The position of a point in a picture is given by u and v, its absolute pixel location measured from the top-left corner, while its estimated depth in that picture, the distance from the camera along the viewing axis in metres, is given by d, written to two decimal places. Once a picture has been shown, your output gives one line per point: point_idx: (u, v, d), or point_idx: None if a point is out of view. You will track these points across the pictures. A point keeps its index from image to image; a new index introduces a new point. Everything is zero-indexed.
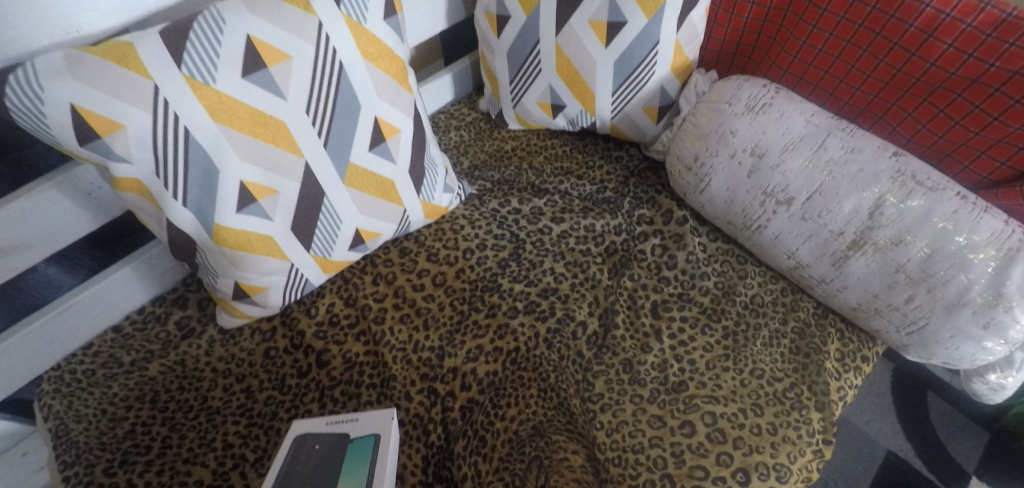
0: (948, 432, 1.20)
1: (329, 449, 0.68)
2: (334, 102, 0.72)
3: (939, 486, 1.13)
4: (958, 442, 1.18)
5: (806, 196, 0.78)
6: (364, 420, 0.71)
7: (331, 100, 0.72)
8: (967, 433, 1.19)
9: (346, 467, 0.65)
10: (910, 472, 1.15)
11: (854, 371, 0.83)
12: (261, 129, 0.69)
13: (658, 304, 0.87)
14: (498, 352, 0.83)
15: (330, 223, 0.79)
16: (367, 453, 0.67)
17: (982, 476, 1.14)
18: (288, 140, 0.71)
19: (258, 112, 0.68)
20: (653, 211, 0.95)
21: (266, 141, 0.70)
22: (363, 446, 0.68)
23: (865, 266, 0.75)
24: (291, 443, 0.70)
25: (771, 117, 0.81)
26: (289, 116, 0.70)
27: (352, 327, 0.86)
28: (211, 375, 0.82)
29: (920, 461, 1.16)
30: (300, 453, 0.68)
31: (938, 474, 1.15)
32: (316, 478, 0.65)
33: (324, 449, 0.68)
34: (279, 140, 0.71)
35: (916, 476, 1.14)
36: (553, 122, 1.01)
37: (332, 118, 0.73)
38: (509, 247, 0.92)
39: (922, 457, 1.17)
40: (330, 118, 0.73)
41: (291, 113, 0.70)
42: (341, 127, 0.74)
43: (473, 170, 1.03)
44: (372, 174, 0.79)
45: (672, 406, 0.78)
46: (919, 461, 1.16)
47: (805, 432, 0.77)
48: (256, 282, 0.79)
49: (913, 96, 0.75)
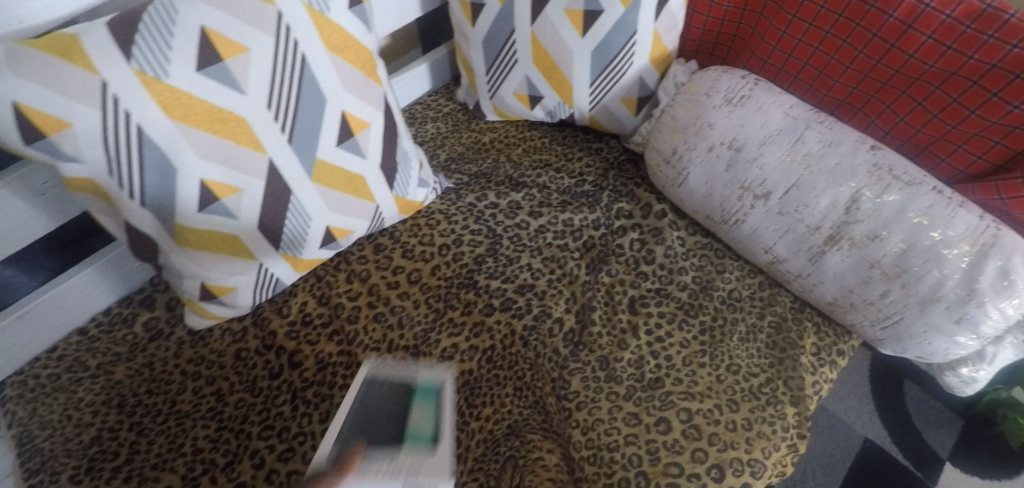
0: (925, 420, 1.21)
1: (394, 398, 0.65)
2: (298, 96, 0.70)
3: (914, 471, 1.15)
4: (933, 428, 1.20)
5: (783, 191, 0.77)
6: (422, 370, 0.68)
7: (295, 94, 0.69)
8: (942, 420, 1.21)
9: (414, 414, 0.63)
10: (886, 459, 1.17)
11: (830, 365, 0.83)
12: (219, 125, 0.66)
13: (635, 300, 0.86)
14: (474, 351, 0.82)
15: (299, 222, 0.77)
16: (432, 406, 0.64)
17: (955, 462, 1.16)
18: (249, 136, 0.68)
19: (216, 107, 0.65)
20: (632, 204, 0.93)
21: (226, 138, 0.67)
22: (427, 396, 0.65)
23: (841, 262, 0.75)
24: (358, 386, 0.66)
25: (750, 110, 0.80)
26: (249, 111, 0.67)
27: (325, 326, 0.84)
28: (180, 377, 0.80)
29: (896, 448, 1.18)
30: (365, 400, 0.65)
31: (914, 461, 1.17)
32: (387, 429, 0.62)
33: (391, 399, 0.65)
34: (241, 136, 0.68)
35: (892, 463, 1.16)
36: (531, 114, 0.99)
37: (296, 113, 0.70)
38: (486, 243, 0.91)
39: (898, 444, 1.18)
40: (293, 113, 0.70)
41: (252, 108, 0.67)
42: (306, 123, 0.72)
43: (450, 163, 1.00)
44: (342, 170, 0.77)
45: (648, 403, 0.78)
46: (895, 448, 1.18)
47: (779, 427, 0.77)
48: (223, 282, 0.77)
49: (892, 88, 0.73)
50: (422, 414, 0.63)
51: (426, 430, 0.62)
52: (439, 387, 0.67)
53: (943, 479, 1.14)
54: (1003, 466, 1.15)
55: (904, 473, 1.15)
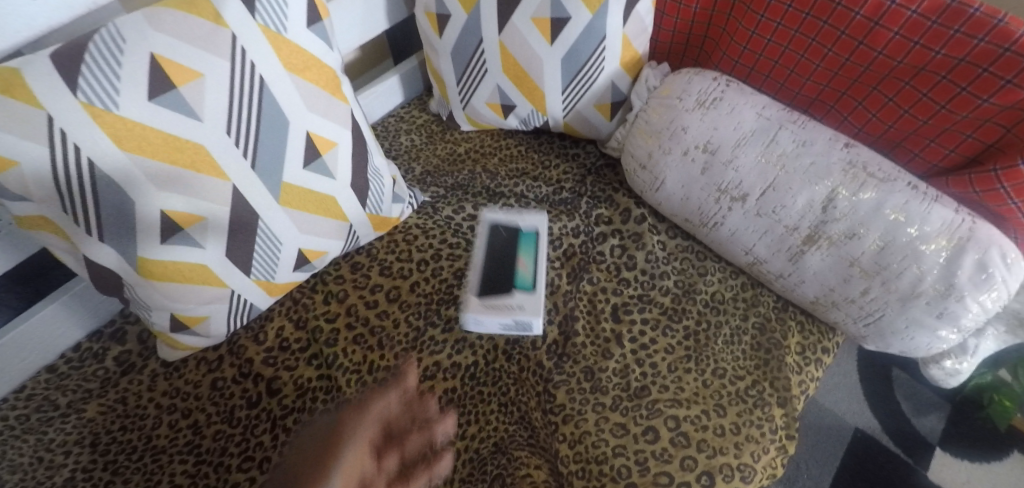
0: (913, 408, 1.21)
1: (507, 239, 0.88)
2: (259, 119, 0.68)
3: (905, 459, 1.16)
4: (921, 416, 1.20)
5: (760, 192, 0.76)
6: (527, 218, 0.90)
7: (256, 118, 0.68)
8: (929, 407, 1.21)
9: (521, 254, 0.86)
10: (878, 448, 1.17)
11: (816, 363, 0.83)
12: (178, 154, 0.64)
13: (618, 307, 0.85)
14: (457, 368, 0.81)
15: (269, 247, 0.75)
16: (532, 246, 0.87)
17: (945, 448, 1.17)
18: (210, 163, 0.66)
19: (172, 136, 0.63)
20: (611, 210, 0.92)
21: (185, 167, 0.65)
22: (529, 239, 0.88)
23: (820, 261, 0.74)
24: (482, 231, 0.89)
25: (723, 111, 0.79)
26: (208, 138, 0.65)
27: (303, 351, 0.82)
28: (155, 411, 0.78)
29: (887, 437, 1.18)
30: (488, 244, 0.88)
31: (905, 449, 1.17)
32: (506, 259, 0.86)
33: (505, 237, 0.88)
34: (201, 164, 0.66)
35: (884, 451, 1.16)
36: (505, 122, 0.98)
37: (258, 136, 0.69)
38: (465, 256, 0.89)
39: (889, 432, 1.19)
40: (256, 137, 0.68)
41: (211, 135, 0.65)
42: (270, 146, 0.70)
43: (425, 176, 0.99)
44: (311, 191, 0.75)
45: (635, 412, 0.77)
46: (886, 437, 1.18)
47: (768, 430, 0.77)
48: (193, 313, 0.75)
49: (863, 85, 0.73)
50: (525, 262, 0.85)
51: (528, 276, 0.84)
52: (535, 237, 0.88)
53: (933, 466, 1.15)
54: (992, 450, 1.16)
55: (896, 462, 1.16)
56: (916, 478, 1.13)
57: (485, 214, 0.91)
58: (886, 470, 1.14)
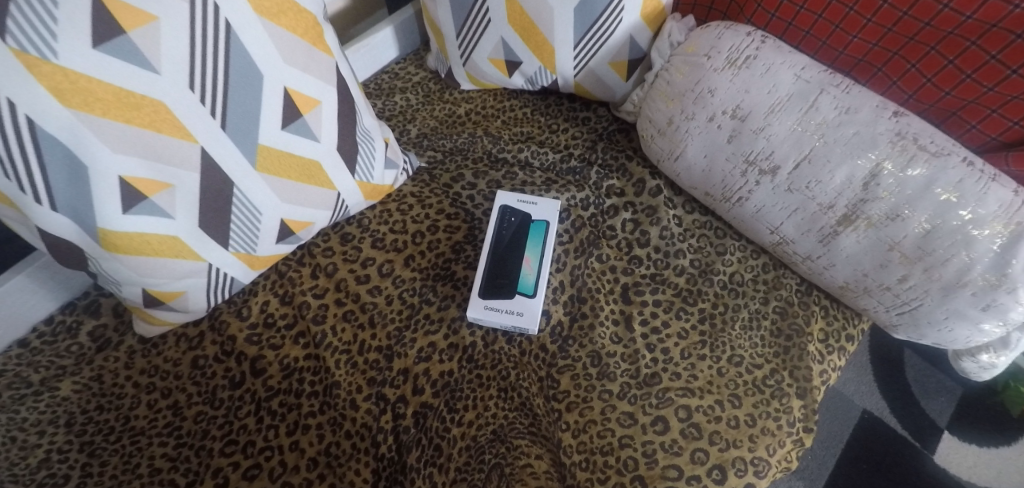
0: (924, 389, 1.16)
1: (517, 228, 0.80)
2: (227, 72, 0.61)
3: (912, 442, 1.12)
4: (933, 398, 1.15)
5: (793, 164, 0.68)
6: (542, 205, 0.81)
7: (224, 72, 0.60)
8: (941, 388, 1.16)
9: (527, 252, 0.78)
10: (884, 430, 1.13)
11: (839, 352, 0.77)
12: (133, 112, 0.57)
13: (629, 287, 0.79)
14: (454, 350, 0.75)
15: (247, 217, 0.69)
16: (541, 239, 0.79)
17: (957, 432, 1.12)
18: (171, 123, 0.59)
19: (124, 91, 0.56)
20: (623, 180, 0.85)
21: (142, 127, 0.58)
22: (538, 232, 0.80)
23: (855, 244, 0.68)
24: (495, 213, 0.81)
25: (756, 72, 0.70)
26: (168, 94, 0.58)
27: (289, 328, 0.77)
28: (133, 390, 0.74)
29: (895, 419, 1.14)
30: (500, 227, 0.80)
31: (913, 432, 1.12)
32: (512, 254, 0.78)
33: (516, 226, 0.80)
34: (161, 124, 0.59)
35: (890, 434, 1.12)
36: (510, 81, 0.89)
37: (227, 93, 0.61)
38: (464, 228, 0.83)
39: (898, 414, 1.14)
40: (223, 93, 0.61)
41: (173, 90, 0.58)
42: (240, 104, 0.63)
43: (421, 138, 0.91)
44: (291, 156, 0.68)
45: (644, 401, 0.72)
46: (894, 419, 1.14)
47: (785, 422, 0.72)
48: (168, 288, 0.69)
49: (920, 44, 0.64)
50: (530, 262, 0.78)
51: (530, 279, 0.77)
52: (546, 229, 0.80)
53: (943, 450, 1.11)
54: (1002, 433, 1.11)
55: (902, 444, 1.12)
56: (922, 461, 1.10)
57: (499, 194, 0.82)
58: (891, 453, 1.11)
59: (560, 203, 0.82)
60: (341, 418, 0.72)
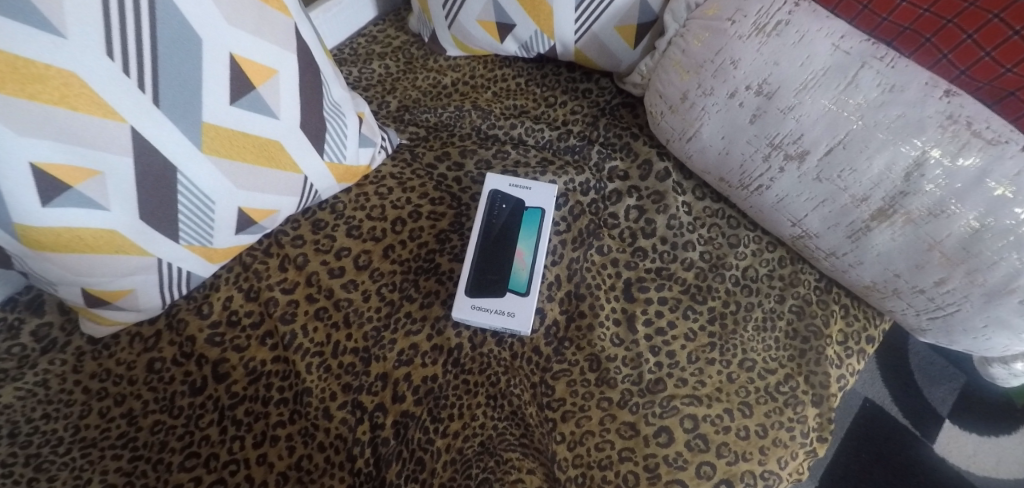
0: (927, 376, 1.10)
1: (509, 216, 0.72)
2: (155, 35, 0.52)
3: (912, 431, 1.06)
4: (935, 386, 1.09)
5: (825, 150, 0.60)
6: (536, 190, 0.73)
7: (150, 37, 0.52)
8: (944, 375, 1.10)
9: (520, 244, 0.71)
10: (885, 420, 1.07)
11: (858, 355, 0.70)
12: (37, 86, 0.48)
13: (632, 283, 0.71)
14: (438, 352, 0.68)
15: (198, 206, 0.60)
16: (535, 229, 0.71)
17: (961, 423, 1.06)
18: (88, 98, 0.50)
19: (23, 60, 0.47)
20: (627, 162, 0.76)
21: (52, 104, 0.49)
22: (533, 221, 0.72)
23: (889, 241, 0.60)
24: (484, 198, 0.72)
25: (787, 40, 0.60)
26: (78, 62, 0.49)
27: (255, 328, 0.69)
28: (82, 397, 0.66)
29: (897, 408, 1.08)
30: (490, 214, 0.72)
31: (914, 420, 1.07)
32: (503, 246, 0.70)
33: (507, 214, 0.72)
34: (75, 100, 0.50)
35: (891, 424, 1.07)
36: (502, 47, 0.79)
37: (156, 62, 0.53)
38: (449, 215, 0.74)
39: (899, 402, 1.08)
40: (151, 61, 0.52)
41: (87, 59, 0.49)
42: (174, 75, 0.54)
43: (402, 112, 0.82)
44: (244, 135, 0.60)
45: (646, 410, 0.65)
46: (895, 408, 1.08)
47: (799, 433, 0.65)
48: (112, 286, 0.62)
49: (982, 10, 0.53)
50: (523, 256, 0.70)
51: (523, 275, 0.69)
52: (541, 217, 0.72)
53: (943, 440, 1.06)
54: (1006, 421, 1.06)
55: (903, 434, 1.06)
56: (922, 451, 1.05)
57: (489, 177, 0.74)
58: (892, 444, 1.05)
59: (557, 188, 0.73)
60: (314, 429, 0.65)
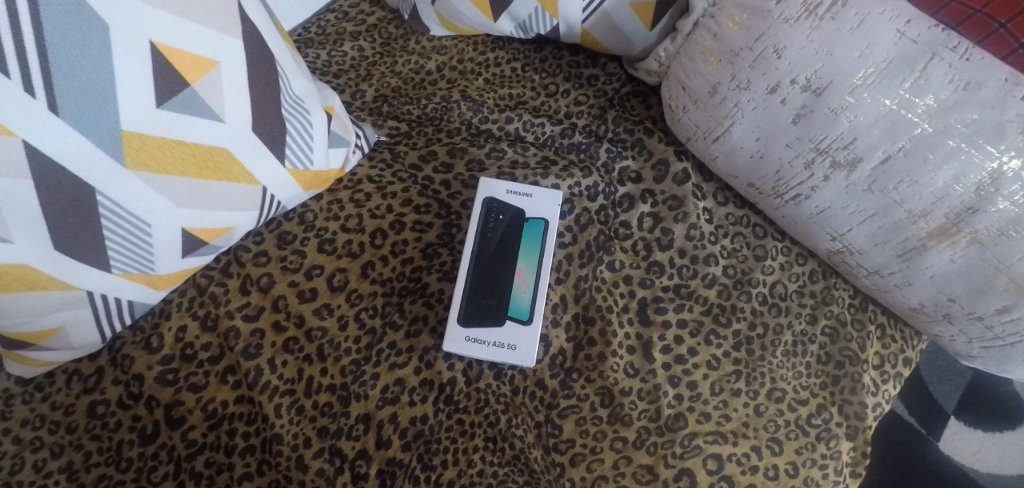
0: (934, 370, 0.93)
1: (507, 230, 0.63)
2: (45, 25, 0.41)
3: (920, 432, 0.90)
4: (946, 379, 0.92)
5: (881, 158, 0.51)
6: (539, 198, 0.64)
7: (32, 24, 0.40)
8: (955, 369, 0.93)
9: (521, 263, 0.62)
10: (891, 420, 0.91)
11: (894, 380, 0.63)
12: None
13: (648, 304, 0.63)
14: (428, 388, 0.59)
15: (132, 232, 0.50)
16: (537, 244, 0.63)
17: (1005, 429, 0.89)
18: None
19: None
20: (640, 161, 0.67)
21: None
22: (534, 235, 0.63)
23: (948, 262, 0.52)
24: (479, 207, 0.63)
25: (844, 25, 0.50)
26: None
27: (214, 363, 0.59)
28: (13, 448, 0.55)
29: (903, 406, 0.91)
30: (487, 225, 0.63)
31: (920, 419, 0.90)
32: (501, 265, 0.62)
33: (506, 227, 0.63)
34: None
35: (897, 425, 0.90)
36: (495, 27, 0.69)
37: (46, 57, 0.42)
38: (437, 225, 0.65)
39: (905, 399, 0.92)
40: (42, 58, 0.41)
41: None
42: (75, 72, 0.43)
43: (379, 103, 0.71)
44: (182, 145, 0.49)
45: (665, 451, 0.57)
46: (902, 405, 0.91)
47: (832, 470, 0.58)
48: (32, 324, 0.51)
49: None
50: (524, 277, 0.62)
51: (525, 300, 0.61)
52: (544, 229, 0.63)
53: (976, 452, 0.88)
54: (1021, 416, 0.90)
55: (909, 435, 0.89)
56: (930, 453, 0.88)
57: (485, 181, 0.64)
58: (923, 473, 0.87)
59: (561, 195, 0.64)
60: (286, 482, 0.56)
